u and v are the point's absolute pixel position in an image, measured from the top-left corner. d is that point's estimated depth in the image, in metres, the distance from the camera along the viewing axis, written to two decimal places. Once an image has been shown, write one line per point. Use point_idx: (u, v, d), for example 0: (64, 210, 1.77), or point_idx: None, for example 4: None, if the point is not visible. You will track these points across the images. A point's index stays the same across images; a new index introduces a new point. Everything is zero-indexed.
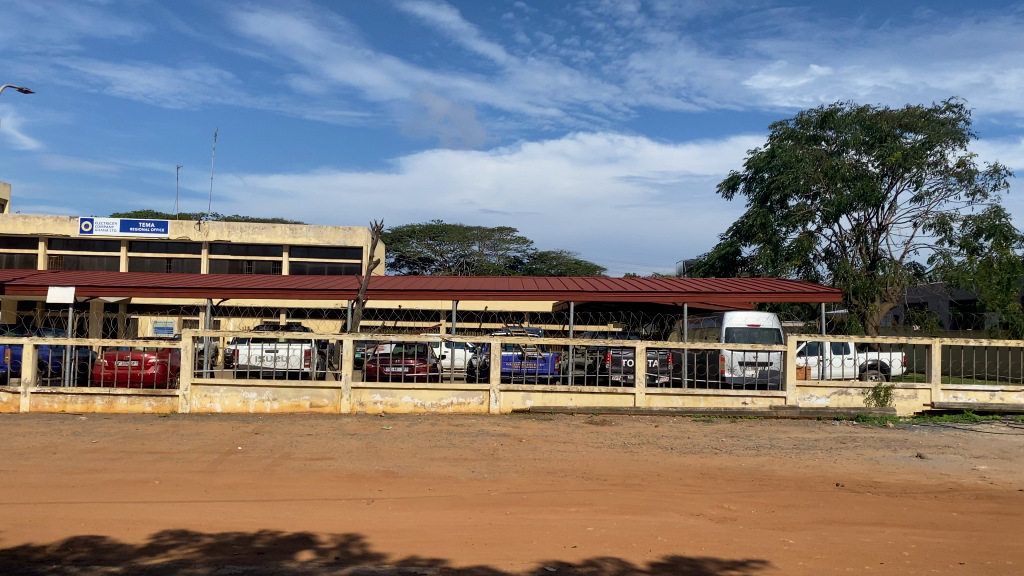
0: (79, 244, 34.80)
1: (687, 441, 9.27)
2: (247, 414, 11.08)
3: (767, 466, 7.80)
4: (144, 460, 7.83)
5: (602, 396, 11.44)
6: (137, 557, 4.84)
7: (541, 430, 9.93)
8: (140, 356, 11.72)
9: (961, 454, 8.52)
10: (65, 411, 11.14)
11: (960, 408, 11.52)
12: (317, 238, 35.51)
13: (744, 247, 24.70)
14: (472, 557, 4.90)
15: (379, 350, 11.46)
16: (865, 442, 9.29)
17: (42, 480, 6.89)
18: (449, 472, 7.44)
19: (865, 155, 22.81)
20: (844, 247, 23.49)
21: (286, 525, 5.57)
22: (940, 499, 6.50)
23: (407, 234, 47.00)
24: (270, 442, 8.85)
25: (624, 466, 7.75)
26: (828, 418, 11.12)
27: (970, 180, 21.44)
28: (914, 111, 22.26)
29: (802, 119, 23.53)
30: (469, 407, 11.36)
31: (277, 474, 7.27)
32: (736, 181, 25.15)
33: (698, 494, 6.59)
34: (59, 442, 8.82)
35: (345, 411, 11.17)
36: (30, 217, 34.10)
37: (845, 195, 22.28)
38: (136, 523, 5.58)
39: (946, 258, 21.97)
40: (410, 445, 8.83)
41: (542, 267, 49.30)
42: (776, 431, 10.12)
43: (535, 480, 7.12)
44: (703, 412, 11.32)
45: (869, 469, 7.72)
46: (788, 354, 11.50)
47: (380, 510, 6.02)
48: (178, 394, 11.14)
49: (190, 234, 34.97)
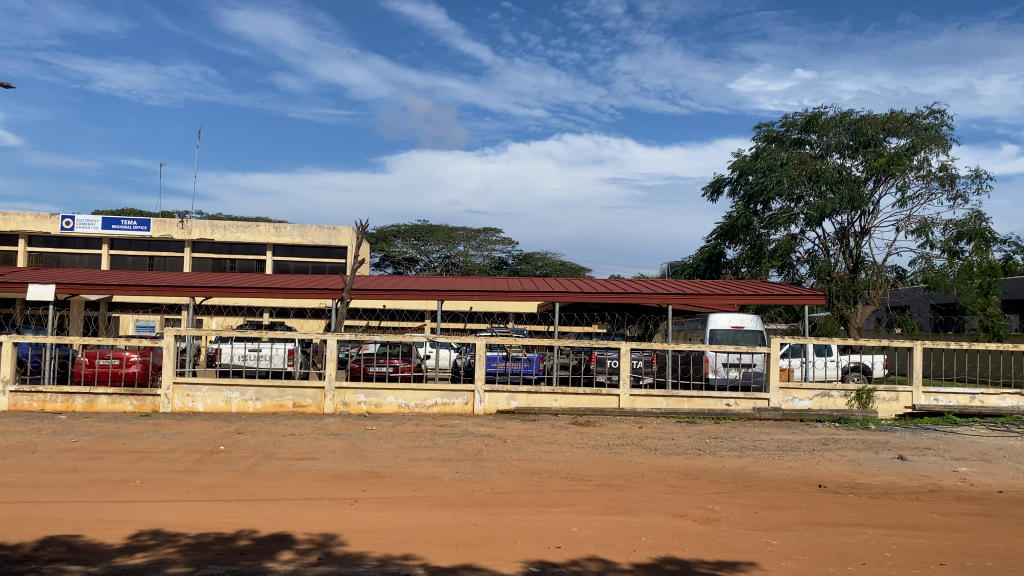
0: (60, 241, 34.39)
1: (671, 442, 9.31)
2: (229, 414, 10.99)
3: (750, 467, 7.86)
4: (123, 460, 7.72)
5: (587, 396, 11.44)
6: (118, 556, 4.79)
7: (525, 430, 9.94)
8: (121, 354, 11.52)
9: (942, 455, 8.62)
10: (44, 410, 11.00)
11: (941, 410, 11.60)
12: (302, 237, 35.43)
13: (727, 249, 24.89)
14: (456, 557, 4.90)
15: (364, 350, 11.37)
16: (848, 443, 9.40)
17: (21, 479, 6.80)
18: (433, 472, 7.42)
19: (849, 159, 23.00)
20: (827, 250, 23.63)
21: (267, 525, 5.54)
22: (920, 500, 6.56)
23: (391, 234, 47.12)
24: (253, 442, 8.74)
25: (608, 467, 7.74)
26: (811, 420, 11.32)
27: (952, 184, 21.66)
28: (897, 116, 22.50)
29: (787, 121, 23.73)
30: (454, 408, 11.31)
31: (259, 474, 7.20)
32: (720, 183, 25.27)
33: (682, 496, 6.60)
34: (36, 441, 8.64)
35: (328, 411, 11.12)
36: (10, 215, 33.88)
37: (829, 199, 22.30)
38: (116, 522, 5.52)
39: (928, 261, 22.12)
40: (394, 445, 8.79)
41: (528, 268, 49.67)
42: (758, 432, 10.22)
43: (519, 480, 7.12)
44: (687, 413, 11.39)
45: (851, 470, 7.80)
46: (771, 356, 11.58)
47: (364, 510, 5.99)
48: (159, 393, 11.02)
49: (174, 232, 34.66)
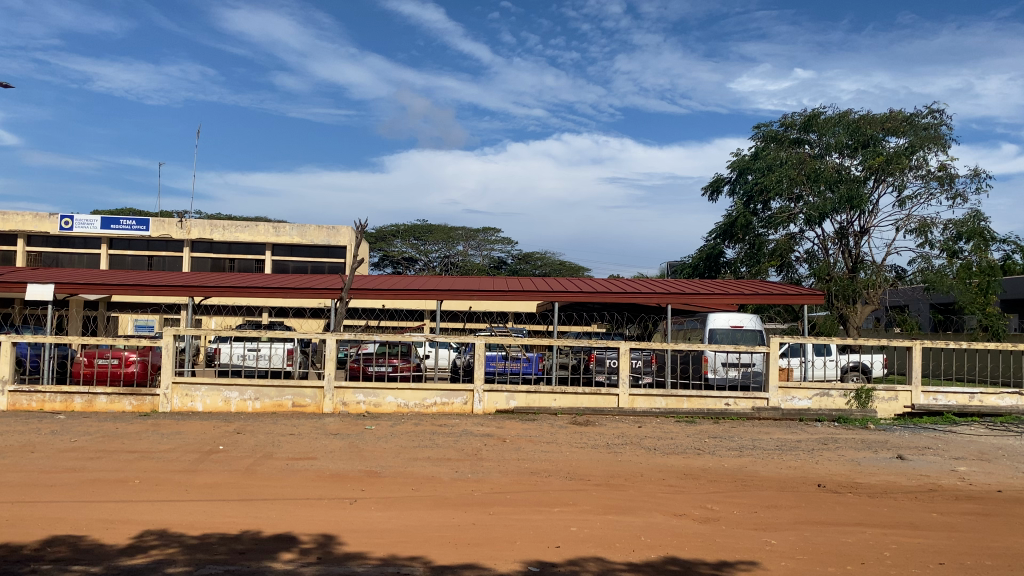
0: (58, 241, 34.35)
1: (670, 442, 9.31)
2: (228, 413, 10.99)
3: (750, 467, 7.86)
4: (122, 460, 7.71)
5: (586, 396, 11.45)
6: (118, 557, 4.79)
7: (524, 430, 9.93)
8: (120, 354, 11.51)
9: (941, 455, 8.62)
10: (42, 410, 10.99)
11: (940, 409, 11.60)
12: (301, 237, 35.41)
13: (727, 248, 24.90)
14: (455, 557, 4.90)
15: (363, 350, 11.37)
16: (847, 442, 9.40)
17: (20, 479, 6.80)
18: (433, 472, 7.42)
19: (848, 158, 22.99)
20: (826, 249, 23.65)
21: (266, 525, 5.54)
22: (919, 500, 6.56)
23: (390, 233, 47.14)
24: (252, 442, 8.75)
25: (607, 467, 7.74)
26: (810, 419, 11.31)
27: (951, 183, 21.66)
28: (896, 115, 22.50)
29: (786, 121, 23.72)
30: (453, 408, 11.30)
31: (258, 474, 7.20)
32: (720, 183, 25.28)
33: (682, 495, 6.60)
34: (35, 441, 8.63)
35: (327, 411, 11.11)
36: (9, 215, 33.86)
37: (828, 199, 22.30)
38: (116, 522, 5.52)
39: (926, 261, 22.16)
40: (393, 445, 8.78)
41: (527, 267, 49.65)
42: (758, 432, 10.22)
43: (518, 480, 7.12)
44: (686, 413, 11.40)
45: (850, 470, 7.80)
46: (770, 356, 11.58)
47: (363, 510, 5.99)
48: (158, 393, 11.01)
49: (173, 232, 34.65)
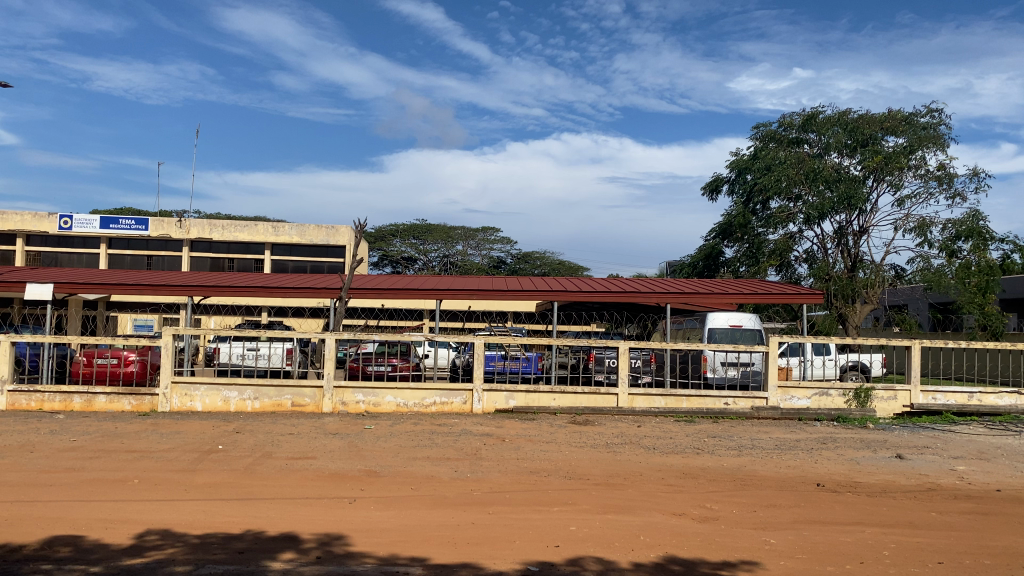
0: (57, 241, 34.32)
1: (670, 441, 9.31)
2: (227, 413, 10.99)
3: (748, 466, 7.86)
4: (121, 459, 7.71)
5: (585, 395, 11.46)
6: (118, 556, 4.78)
7: (523, 429, 9.93)
8: (120, 353, 11.52)
9: (939, 454, 8.64)
10: (42, 409, 10.99)
11: (940, 409, 11.60)
12: (300, 237, 35.40)
13: (726, 248, 24.92)
14: (454, 556, 4.90)
15: (362, 349, 11.41)
16: (846, 442, 9.40)
17: (19, 479, 6.79)
18: (432, 472, 7.42)
19: (847, 158, 23.01)
20: (825, 249, 23.68)
21: (266, 524, 5.53)
22: (918, 499, 6.57)
23: (389, 233, 47.16)
24: (251, 442, 8.75)
25: (606, 466, 7.74)
26: (809, 419, 11.25)
27: (950, 183, 21.70)
28: (895, 115, 22.52)
29: (785, 121, 23.74)
30: (452, 407, 11.31)
31: (257, 473, 7.19)
32: (719, 183, 25.29)
33: (681, 495, 6.60)
34: (33, 441, 8.62)
35: (327, 410, 11.10)
36: (8, 214, 33.85)
37: (827, 198, 22.32)
38: (116, 522, 5.51)
39: (925, 261, 22.21)
40: (392, 444, 8.77)
41: (526, 267, 49.65)
42: (758, 431, 10.22)
43: (517, 479, 7.12)
44: (685, 412, 11.41)
45: (849, 469, 7.80)
46: (769, 355, 11.60)
47: (363, 510, 5.99)
48: (157, 392, 11.00)
49: (172, 232, 34.66)
